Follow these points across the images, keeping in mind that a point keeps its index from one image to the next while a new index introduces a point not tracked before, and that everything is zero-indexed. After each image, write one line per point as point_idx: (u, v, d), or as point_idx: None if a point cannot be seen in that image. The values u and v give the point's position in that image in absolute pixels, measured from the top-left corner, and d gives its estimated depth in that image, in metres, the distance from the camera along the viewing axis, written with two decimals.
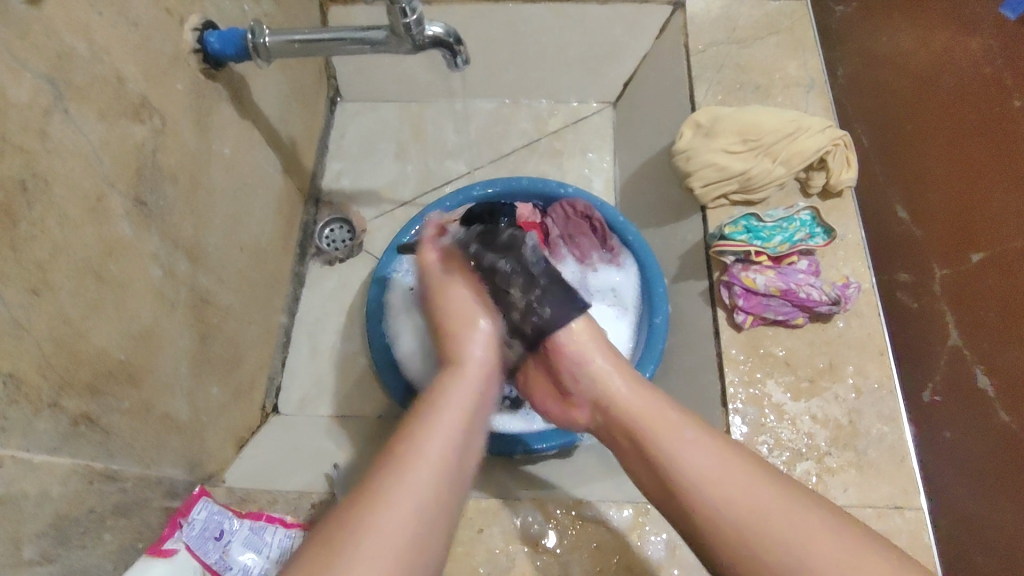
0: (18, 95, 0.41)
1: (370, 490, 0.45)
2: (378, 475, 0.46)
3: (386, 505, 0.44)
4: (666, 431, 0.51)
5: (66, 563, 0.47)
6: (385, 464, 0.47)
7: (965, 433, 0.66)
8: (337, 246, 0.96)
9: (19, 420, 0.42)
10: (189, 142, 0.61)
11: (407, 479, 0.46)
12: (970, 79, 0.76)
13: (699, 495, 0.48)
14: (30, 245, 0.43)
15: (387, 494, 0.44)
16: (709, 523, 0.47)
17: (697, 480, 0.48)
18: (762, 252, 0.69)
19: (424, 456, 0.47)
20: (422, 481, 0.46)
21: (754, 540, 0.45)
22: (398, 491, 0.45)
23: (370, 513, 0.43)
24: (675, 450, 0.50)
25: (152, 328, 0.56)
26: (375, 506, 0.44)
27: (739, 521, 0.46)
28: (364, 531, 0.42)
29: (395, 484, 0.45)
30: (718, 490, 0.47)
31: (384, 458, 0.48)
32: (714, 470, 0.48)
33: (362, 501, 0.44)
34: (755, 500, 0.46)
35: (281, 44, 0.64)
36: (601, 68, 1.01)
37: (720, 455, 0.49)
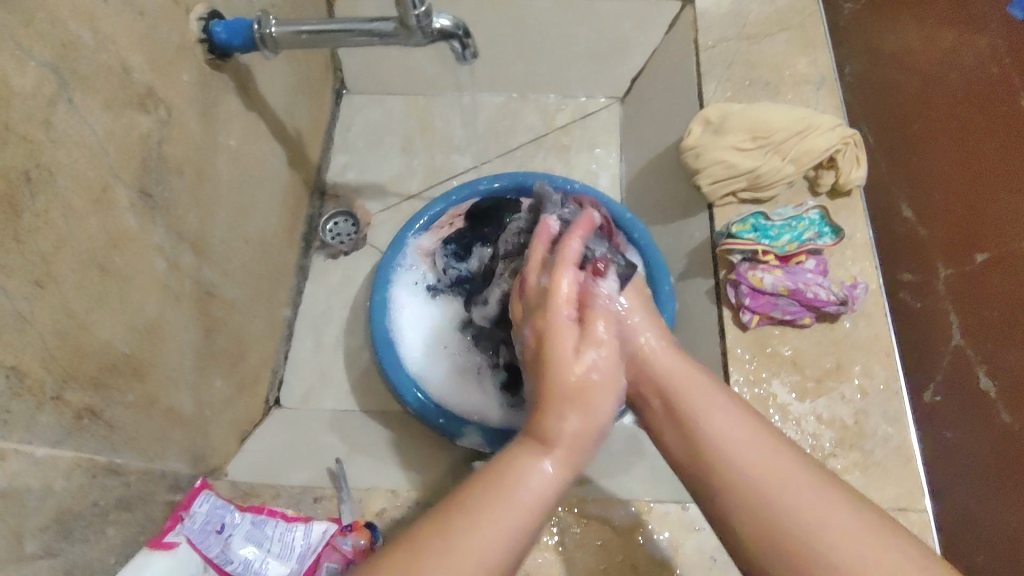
0: (22, 84, 0.41)
1: (452, 523, 0.39)
2: (462, 512, 0.40)
3: (520, 498, 0.41)
4: (697, 389, 0.49)
5: (70, 556, 0.47)
6: (475, 492, 0.41)
7: (964, 433, 0.66)
8: (341, 240, 0.94)
9: (22, 413, 0.42)
10: (194, 134, 0.61)
11: (514, 492, 0.42)
12: (979, 78, 0.76)
13: (722, 457, 0.44)
14: (34, 237, 0.42)
15: (506, 492, 0.41)
16: (733, 492, 0.43)
17: (725, 442, 0.45)
18: (769, 252, 0.69)
19: (539, 478, 0.43)
20: (550, 487, 0.43)
21: (776, 519, 0.41)
22: (494, 526, 0.39)
23: (461, 541, 0.38)
24: (702, 413, 0.47)
25: (157, 321, 0.56)
26: (461, 540, 0.38)
27: (768, 493, 0.42)
28: (444, 560, 0.37)
29: (502, 494, 0.41)
30: (751, 467, 0.43)
31: (471, 494, 0.41)
32: (741, 438, 0.45)
33: (444, 532, 0.39)
34: (787, 477, 0.42)
35: (287, 34, 0.63)
36: (609, 62, 1.00)
37: (750, 430, 0.45)
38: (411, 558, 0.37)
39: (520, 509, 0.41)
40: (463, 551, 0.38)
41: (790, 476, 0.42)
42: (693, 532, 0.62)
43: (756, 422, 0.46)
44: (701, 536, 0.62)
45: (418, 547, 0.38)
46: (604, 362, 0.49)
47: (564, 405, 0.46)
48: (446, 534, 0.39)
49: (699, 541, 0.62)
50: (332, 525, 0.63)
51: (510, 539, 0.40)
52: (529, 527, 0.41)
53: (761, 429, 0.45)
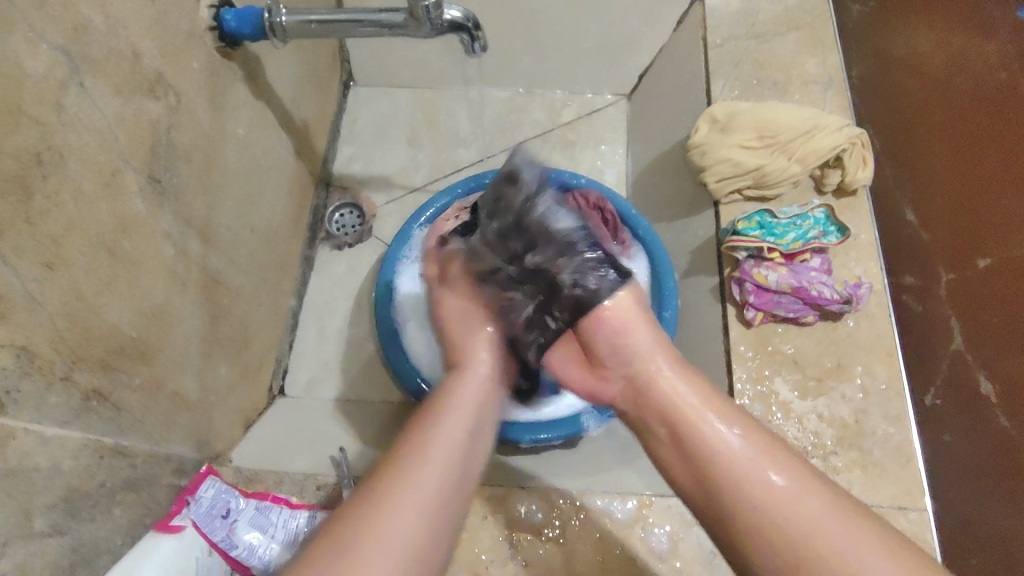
0: (35, 66, 0.41)
1: (386, 482, 0.47)
2: (395, 467, 0.48)
3: (442, 436, 0.51)
4: (714, 415, 0.51)
5: (76, 535, 0.47)
6: (401, 449, 0.50)
7: (962, 437, 0.67)
8: (346, 231, 0.95)
9: (31, 393, 0.42)
10: (203, 122, 0.61)
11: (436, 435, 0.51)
12: (984, 84, 0.78)
13: (747, 486, 0.47)
14: (46, 219, 0.43)
15: (432, 437, 0.51)
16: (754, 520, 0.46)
17: (746, 470, 0.47)
18: (775, 249, 0.69)
19: (454, 419, 0.53)
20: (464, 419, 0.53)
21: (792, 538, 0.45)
22: (427, 464, 0.48)
23: (399, 487, 0.46)
24: (719, 436, 0.49)
25: (164, 306, 0.56)
26: (400, 483, 0.46)
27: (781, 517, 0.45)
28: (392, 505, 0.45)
29: (430, 440, 0.50)
30: (773, 495, 0.46)
31: (397, 452, 0.50)
32: (759, 462, 0.48)
33: (380, 484, 0.46)
34: (800, 503, 0.45)
35: (297, 24, 0.63)
36: (616, 59, 1.00)
37: (764, 453, 0.48)
38: (359, 503, 0.46)
39: (447, 443, 0.50)
40: (398, 496, 0.46)
41: (807, 497, 0.46)
42: (691, 527, 0.63)
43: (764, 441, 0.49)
44: (699, 530, 0.63)
45: (367, 502, 0.45)
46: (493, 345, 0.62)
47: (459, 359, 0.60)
48: (389, 489, 0.46)
49: (698, 537, 0.62)
50: (334, 512, 0.64)
51: (438, 476, 0.48)
52: (462, 448, 0.51)
53: (779, 455, 0.48)
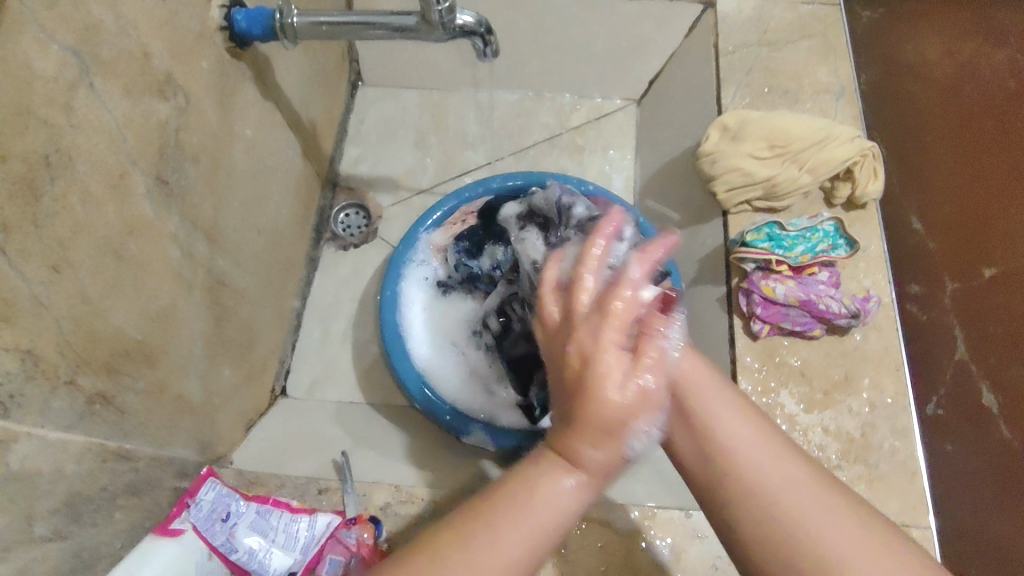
0: (44, 67, 0.40)
1: (458, 539, 0.37)
2: (476, 522, 0.38)
3: (536, 516, 0.38)
4: (709, 389, 0.49)
5: (77, 539, 0.47)
6: (502, 495, 0.39)
7: (963, 446, 0.66)
8: (351, 232, 0.95)
9: (36, 396, 0.42)
10: (211, 122, 0.61)
11: (537, 503, 0.38)
12: (994, 92, 0.77)
13: (740, 473, 0.43)
14: (53, 222, 0.42)
15: (530, 501, 0.38)
16: (745, 514, 0.42)
17: (738, 449, 0.45)
18: (783, 262, 0.69)
19: (555, 495, 0.38)
20: (572, 506, 0.39)
21: (785, 536, 0.40)
22: (511, 532, 0.37)
23: (465, 555, 0.36)
24: (711, 422, 0.47)
25: (168, 308, 0.56)
26: (460, 550, 0.37)
27: (774, 509, 0.41)
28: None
29: (539, 503, 0.38)
30: (767, 487, 0.42)
31: (487, 498, 0.39)
32: (752, 443, 0.44)
33: (455, 544, 0.37)
34: (794, 493, 0.41)
35: (307, 26, 0.62)
36: (627, 63, 0.99)
37: (763, 435, 0.45)
38: (423, 554, 0.37)
39: (548, 513, 0.38)
40: (466, 571, 0.36)
41: (802, 477, 0.42)
42: (695, 539, 0.62)
43: (762, 425, 0.46)
44: (705, 542, 0.62)
45: (437, 560, 0.36)
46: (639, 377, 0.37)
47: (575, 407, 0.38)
48: (452, 552, 0.36)
49: (702, 547, 0.62)
50: (335, 517, 0.63)
51: (525, 555, 0.37)
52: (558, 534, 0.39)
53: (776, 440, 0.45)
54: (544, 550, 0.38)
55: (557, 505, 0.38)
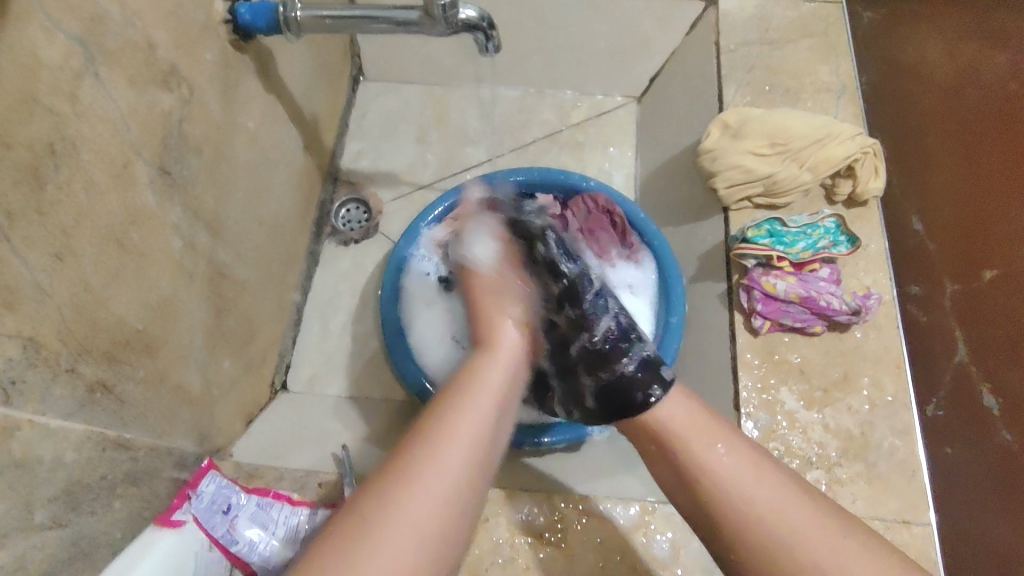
0: (51, 56, 0.40)
1: (405, 465, 0.44)
2: (417, 454, 0.45)
3: (474, 404, 0.49)
4: (692, 436, 0.53)
5: (76, 528, 0.47)
6: (444, 404, 0.49)
7: (965, 448, 0.66)
8: (352, 227, 0.95)
9: (36, 384, 0.42)
10: (214, 114, 0.61)
11: (476, 395, 0.50)
12: (994, 95, 0.74)
13: (755, 523, 0.49)
14: (57, 209, 0.42)
15: (468, 393, 0.50)
16: (736, 530, 0.49)
17: (741, 495, 0.50)
18: (784, 257, 0.69)
19: (495, 374, 0.52)
20: (505, 377, 0.53)
21: (809, 573, 0.47)
22: (461, 421, 0.47)
23: (429, 458, 0.44)
24: (707, 459, 0.52)
25: (170, 300, 0.56)
26: (427, 457, 0.45)
27: (785, 544, 0.48)
28: (413, 482, 0.43)
29: (470, 394, 0.50)
30: (758, 514, 0.49)
31: (426, 420, 0.47)
32: (750, 483, 0.50)
33: (410, 452, 0.45)
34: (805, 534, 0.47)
35: (311, 20, 0.62)
36: (629, 61, 0.99)
37: (755, 470, 0.51)
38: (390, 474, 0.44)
39: (480, 401, 0.49)
40: (432, 471, 0.44)
41: (793, 503, 0.49)
42: (694, 535, 0.62)
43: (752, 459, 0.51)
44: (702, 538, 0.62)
45: (406, 474, 0.43)
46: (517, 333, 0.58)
47: (492, 346, 0.55)
48: (416, 465, 0.44)
49: (700, 544, 0.62)
50: (335, 510, 0.63)
51: (478, 440, 0.47)
52: (497, 412, 0.50)
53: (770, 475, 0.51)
54: (491, 435, 0.48)
55: (487, 394, 0.50)
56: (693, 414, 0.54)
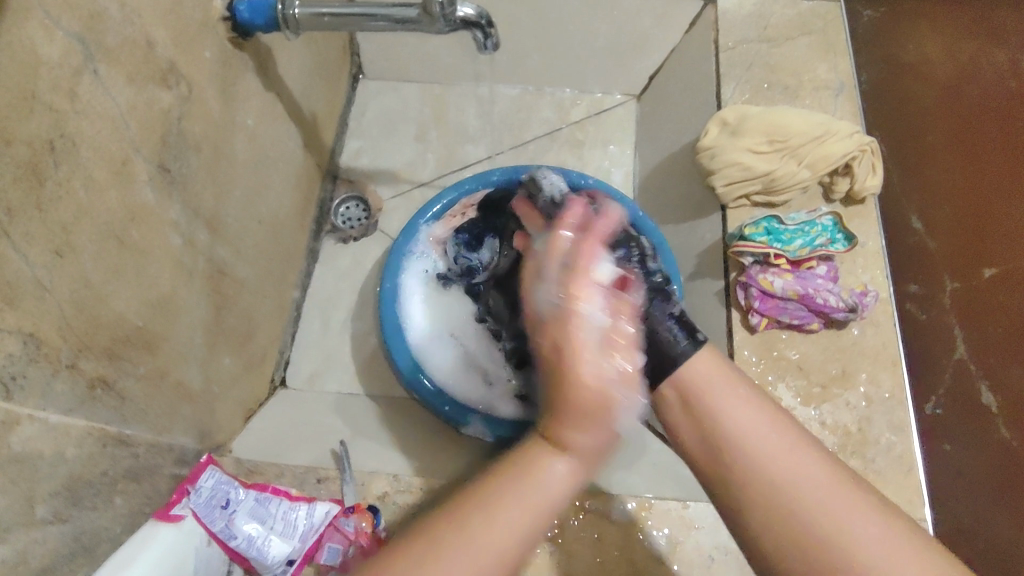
0: (51, 54, 0.41)
1: (454, 527, 0.39)
2: (471, 511, 0.40)
3: (538, 499, 0.41)
4: (717, 385, 0.51)
5: (77, 522, 0.47)
6: (489, 489, 0.41)
7: (962, 445, 0.66)
8: (352, 225, 0.95)
9: (37, 379, 0.42)
10: (213, 112, 0.61)
11: (529, 492, 0.41)
12: (997, 92, 0.75)
13: (754, 467, 0.45)
14: (57, 206, 0.42)
15: (528, 486, 0.41)
16: (746, 482, 0.45)
17: (749, 441, 0.46)
18: (781, 256, 0.69)
19: (551, 480, 0.41)
20: (594, 447, 0.42)
21: (799, 519, 0.42)
22: (501, 520, 0.39)
23: (459, 541, 0.38)
24: (722, 405, 0.49)
25: (169, 296, 0.56)
26: (455, 543, 0.38)
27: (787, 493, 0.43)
28: (454, 546, 0.38)
29: (525, 491, 0.40)
30: (771, 461, 0.44)
31: (476, 498, 0.40)
32: (757, 428, 0.46)
33: (479, 509, 0.40)
34: (800, 475, 0.43)
35: (309, 17, 0.63)
36: (627, 59, 0.99)
37: (771, 420, 0.47)
38: (417, 545, 0.39)
39: (533, 499, 0.40)
40: (464, 553, 0.38)
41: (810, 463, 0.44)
42: (691, 530, 0.63)
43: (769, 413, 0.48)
44: (701, 533, 0.63)
45: (437, 544, 0.38)
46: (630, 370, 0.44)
47: (583, 364, 0.42)
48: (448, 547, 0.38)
49: (698, 538, 0.62)
50: (334, 505, 0.64)
51: (529, 523, 0.40)
52: (546, 517, 0.41)
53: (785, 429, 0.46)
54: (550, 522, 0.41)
55: (542, 493, 0.41)
56: (716, 366, 0.53)
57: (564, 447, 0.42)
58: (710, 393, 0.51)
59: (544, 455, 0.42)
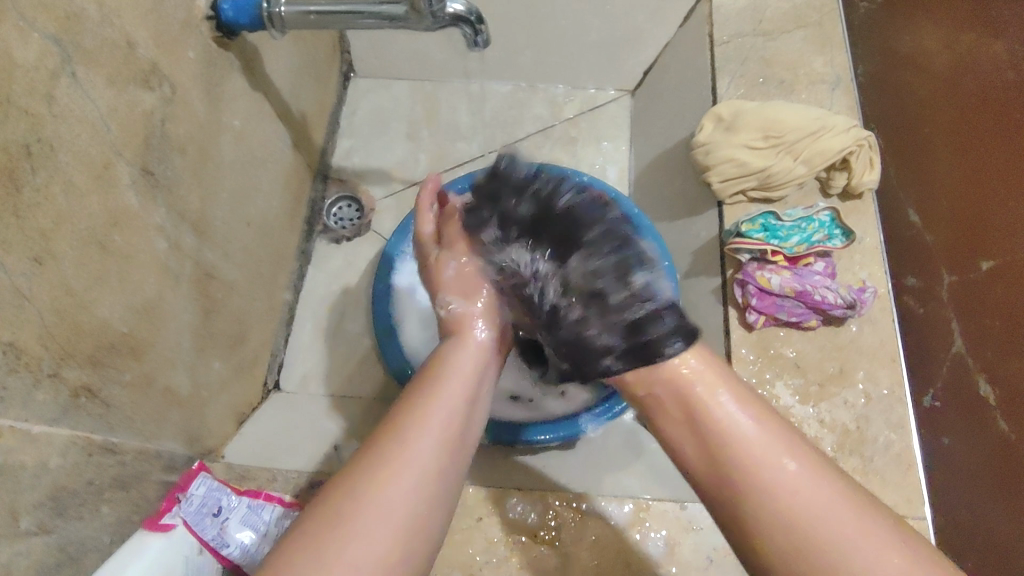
0: (26, 56, 0.40)
1: (371, 464, 0.44)
2: (377, 443, 0.46)
3: (432, 411, 0.48)
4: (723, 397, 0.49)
5: (62, 534, 0.46)
6: (395, 427, 0.47)
7: (963, 440, 0.66)
8: (344, 225, 0.95)
9: (18, 390, 0.41)
10: (199, 113, 0.60)
11: (430, 418, 0.47)
12: (994, 84, 0.73)
13: (781, 497, 0.44)
14: (34, 212, 0.41)
15: (426, 406, 0.48)
16: (764, 510, 0.44)
17: (763, 463, 0.45)
18: (779, 252, 0.69)
19: (457, 385, 0.51)
20: (467, 386, 0.51)
21: (815, 543, 0.42)
22: (424, 428, 0.47)
23: (394, 460, 0.44)
24: (732, 425, 0.47)
25: (156, 302, 0.55)
26: (387, 468, 0.44)
27: (805, 520, 0.43)
28: (385, 485, 0.43)
29: (435, 389, 0.50)
30: (782, 486, 0.44)
31: (393, 413, 0.48)
32: (771, 451, 0.45)
33: (377, 445, 0.45)
34: (821, 503, 0.43)
35: (296, 15, 0.62)
36: (621, 54, 0.98)
37: (777, 440, 0.46)
38: (356, 468, 0.44)
39: (441, 414, 0.48)
40: (387, 480, 0.43)
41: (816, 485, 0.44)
42: (689, 531, 0.62)
43: (777, 430, 0.47)
44: (698, 535, 0.62)
45: (354, 498, 0.43)
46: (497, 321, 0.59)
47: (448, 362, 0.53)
48: (383, 458, 0.44)
49: (697, 540, 0.62)
50: None
51: (438, 452, 0.46)
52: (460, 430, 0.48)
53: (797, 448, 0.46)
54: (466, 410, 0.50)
55: (447, 402, 0.49)
56: (713, 373, 0.50)
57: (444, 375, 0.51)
58: (716, 412, 0.48)
59: (438, 382, 0.50)
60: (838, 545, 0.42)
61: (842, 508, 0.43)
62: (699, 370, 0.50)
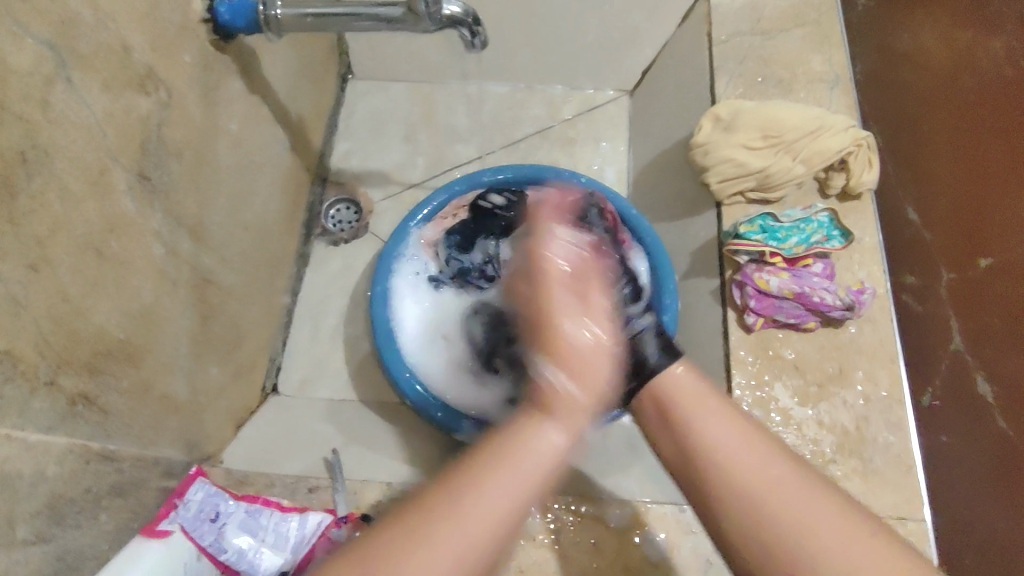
0: (20, 62, 0.39)
1: (448, 501, 0.39)
2: (460, 481, 0.40)
3: (519, 465, 0.42)
4: (698, 409, 0.49)
5: (60, 542, 0.46)
6: (479, 465, 0.41)
7: (962, 439, 0.64)
8: (342, 228, 0.94)
9: (15, 398, 0.41)
10: (196, 117, 0.60)
11: (519, 464, 0.42)
12: (992, 82, 0.73)
13: (736, 480, 0.44)
14: (30, 220, 0.41)
15: (515, 457, 0.42)
16: (728, 499, 0.44)
17: (729, 458, 0.45)
18: (777, 253, 0.68)
19: (541, 447, 0.43)
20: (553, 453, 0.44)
21: (775, 532, 0.42)
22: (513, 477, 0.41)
23: (468, 500, 0.39)
24: (701, 424, 0.48)
25: (153, 308, 0.55)
26: (465, 503, 0.39)
27: (758, 505, 0.43)
28: (452, 526, 0.38)
29: (526, 454, 0.42)
30: (743, 476, 0.44)
31: (476, 454, 0.42)
32: (738, 446, 0.46)
33: (457, 483, 0.40)
34: (779, 492, 0.43)
35: (292, 18, 0.61)
36: (619, 55, 0.98)
37: (748, 439, 0.46)
38: (433, 495, 0.40)
39: (531, 466, 0.42)
40: (461, 519, 0.39)
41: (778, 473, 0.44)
42: (688, 534, 0.62)
43: (748, 430, 0.47)
44: (697, 538, 0.62)
45: (426, 526, 0.38)
46: (601, 337, 0.49)
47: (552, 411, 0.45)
48: (463, 492, 0.40)
49: (695, 542, 0.61)
50: (327, 515, 0.62)
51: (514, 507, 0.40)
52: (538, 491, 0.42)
53: (770, 449, 0.45)
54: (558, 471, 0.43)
55: (536, 456, 0.43)
56: (685, 380, 0.52)
57: (547, 421, 0.45)
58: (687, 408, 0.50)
59: (528, 435, 0.44)
60: (799, 535, 0.41)
61: (803, 496, 0.42)
62: (680, 376, 0.52)
